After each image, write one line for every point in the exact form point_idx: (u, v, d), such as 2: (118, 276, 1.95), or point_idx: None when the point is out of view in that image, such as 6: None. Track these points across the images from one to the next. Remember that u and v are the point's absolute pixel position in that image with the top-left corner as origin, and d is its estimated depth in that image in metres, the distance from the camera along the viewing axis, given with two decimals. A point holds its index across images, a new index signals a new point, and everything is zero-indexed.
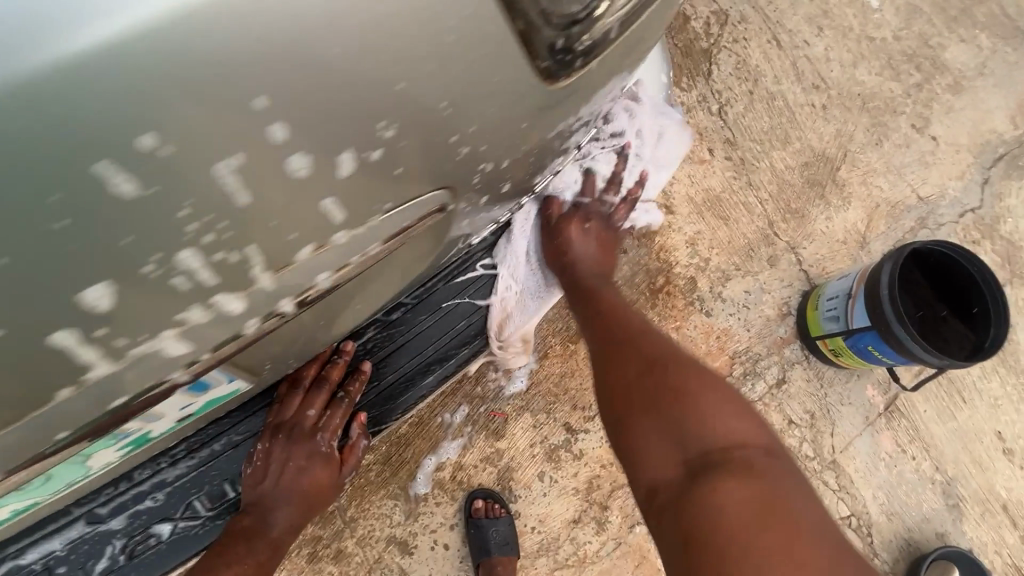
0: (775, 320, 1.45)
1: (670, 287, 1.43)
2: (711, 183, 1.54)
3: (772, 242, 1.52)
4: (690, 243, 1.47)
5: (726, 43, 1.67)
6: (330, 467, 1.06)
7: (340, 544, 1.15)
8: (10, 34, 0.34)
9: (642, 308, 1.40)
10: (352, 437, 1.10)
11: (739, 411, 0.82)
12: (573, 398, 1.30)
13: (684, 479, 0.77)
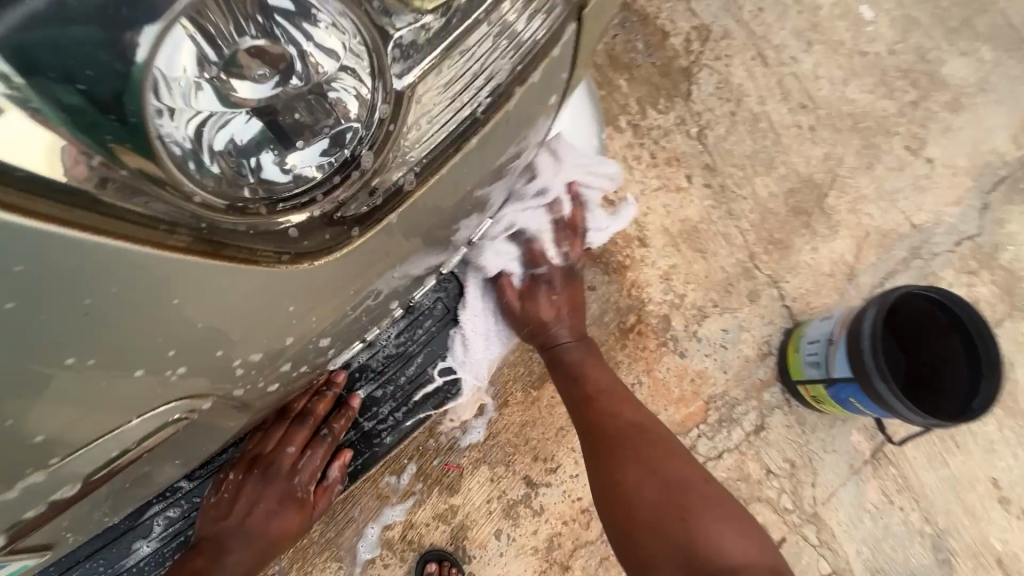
0: (754, 361, 1.36)
1: (641, 326, 1.34)
2: (688, 213, 1.45)
3: (752, 275, 1.43)
4: (664, 279, 1.38)
5: (707, 61, 1.57)
6: (298, 513, 1.01)
7: None
8: None
9: (611, 349, 1.32)
10: (329, 477, 1.04)
11: (743, 530, 0.97)
12: (534, 449, 1.22)
13: (653, 509, 0.99)
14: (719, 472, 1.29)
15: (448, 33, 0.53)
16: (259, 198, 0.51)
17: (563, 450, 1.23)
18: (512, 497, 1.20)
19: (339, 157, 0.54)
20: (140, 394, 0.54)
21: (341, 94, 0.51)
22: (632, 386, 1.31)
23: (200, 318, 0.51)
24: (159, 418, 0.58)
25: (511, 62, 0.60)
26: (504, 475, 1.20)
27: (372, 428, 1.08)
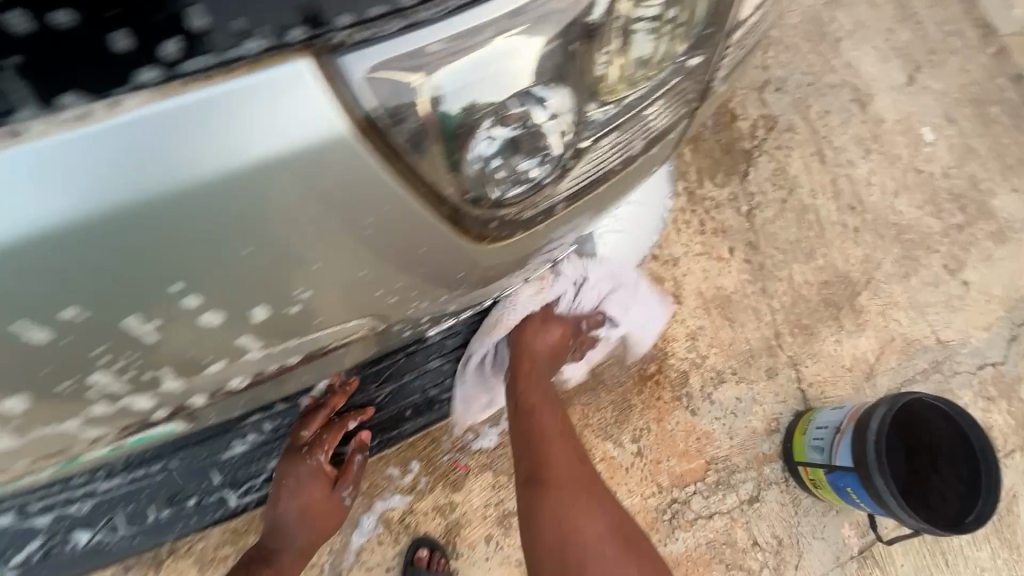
0: (761, 434, 1.42)
1: (660, 376, 1.42)
2: (724, 282, 1.53)
3: (774, 353, 1.50)
4: (690, 337, 1.46)
5: (768, 148, 1.68)
6: (324, 483, 1.11)
7: None
8: (83, 183, 0.40)
9: (627, 391, 1.39)
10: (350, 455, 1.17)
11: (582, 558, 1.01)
12: None
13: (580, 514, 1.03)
14: (707, 531, 1.33)
15: (634, 106, 0.67)
16: (459, 188, 0.58)
17: None
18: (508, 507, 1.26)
19: (530, 184, 0.65)
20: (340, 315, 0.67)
21: (552, 129, 0.61)
22: (641, 430, 1.37)
23: (441, 257, 0.64)
24: (348, 331, 0.73)
25: (641, 134, 0.73)
26: (505, 484, 1.27)
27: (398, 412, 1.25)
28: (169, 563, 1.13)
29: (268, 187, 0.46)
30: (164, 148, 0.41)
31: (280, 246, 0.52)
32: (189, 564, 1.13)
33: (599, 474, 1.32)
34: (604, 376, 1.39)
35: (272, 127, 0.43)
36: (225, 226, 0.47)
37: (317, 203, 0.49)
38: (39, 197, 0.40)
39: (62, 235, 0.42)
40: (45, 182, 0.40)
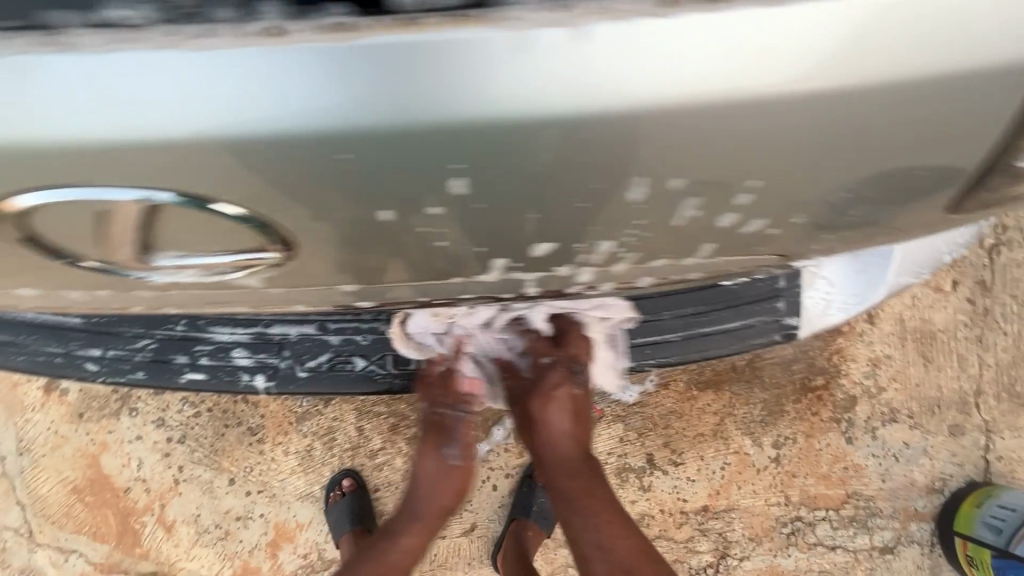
0: (919, 489, 1.28)
1: (824, 392, 1.31)
2: (933, 316, 1.34)
3: (966, 410, 1.31)
4: (871, 363, 1.32)
5: None
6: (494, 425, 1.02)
7: (416, 432, 1.28)
8: (460, 89, 0.39)
9: (784, 396, 1.31)
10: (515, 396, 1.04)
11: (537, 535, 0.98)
12: (668, 437, 1.28)
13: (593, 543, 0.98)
14: (823, 560, 1.26)
15: None
16: None
17: (693, 453, 1.28)
18: (630, 463, 1.27)
19: None
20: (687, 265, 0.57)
21: None
22: (786, 439, 1.29)
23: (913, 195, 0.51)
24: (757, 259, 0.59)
25: None
26: (633, 441, 1.28)
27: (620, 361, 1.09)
28: (335, 403, 1.29)
29: (653, 122, 0.40)
30: (454, 72, 0.38)
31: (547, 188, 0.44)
32: (350, 409, 1.29)
33: (728, 464, 1.28)
34: (764, 372, 1.31)
35: (672, 55, 0.38)
36: (596, 161, 0.42)
37: (700, 144, 0.42)
38: (420, 99, 0.39)
39: (435, 144, 0.40)
40: (421, 84, 0.38)
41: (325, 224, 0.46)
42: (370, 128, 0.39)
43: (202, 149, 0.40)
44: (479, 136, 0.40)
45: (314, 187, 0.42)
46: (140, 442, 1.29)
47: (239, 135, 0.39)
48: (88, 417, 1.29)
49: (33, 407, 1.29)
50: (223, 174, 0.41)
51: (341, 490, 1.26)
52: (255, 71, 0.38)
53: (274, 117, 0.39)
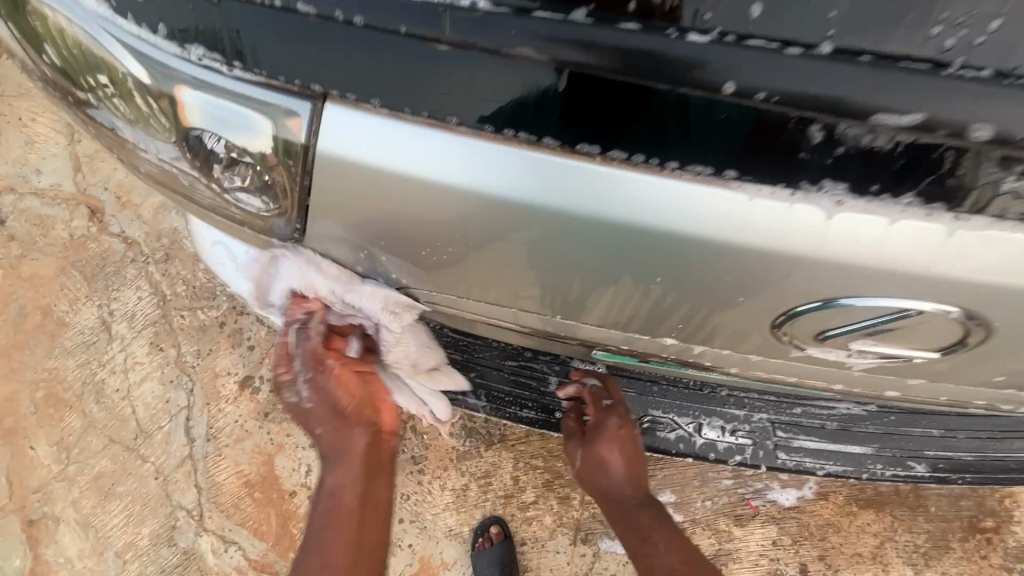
0: None
1: (994, 535, 1.26)
2: None
3: None
4: None
5: None
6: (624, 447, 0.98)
7: (569, 493, 1.31)
8: (703, 220, 0.50)
9: (951, 531, 1.26)
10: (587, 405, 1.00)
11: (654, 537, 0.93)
12: (823, 549, 1.26)
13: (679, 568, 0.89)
14: None
15: None
16: None
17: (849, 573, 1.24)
18: (782, 569, 1.25)
19: None
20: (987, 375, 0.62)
21: None
22: None
23: None
24: None
25: None
26: (787, 547, 1.26)
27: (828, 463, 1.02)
28: (494, 448, 1.35)
29: (877, 273, 0.50)
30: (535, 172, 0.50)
31: (662, 257, 0.52)
32: (508, 456, 1.34)
33: None
34: (929, 501, 1.28)
35: (952, 259, 0.48)
36: (805, 285, 0.52)
37: (935, 288, 0.50)
38: (666, 212, 0.50)
39: (666, 251, 0.52)
40: (676, 206, 0.50)
41: (565, 285, 0.59)
42: (621, 228, 0.51)
43: (494, 220, 0.53)
44: (556, 230, 0.52)
45: (565, 263, 0.56)
46: (312, 450, 1.37)
47: (523, 218, 0.52)
48: (271, 418, 1.40)
49: (227, 398, 1.42)
50: (394, 215, 0.55)
51: (489, 538, 1.29)
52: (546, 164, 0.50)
53: (548, 209, 0.51)
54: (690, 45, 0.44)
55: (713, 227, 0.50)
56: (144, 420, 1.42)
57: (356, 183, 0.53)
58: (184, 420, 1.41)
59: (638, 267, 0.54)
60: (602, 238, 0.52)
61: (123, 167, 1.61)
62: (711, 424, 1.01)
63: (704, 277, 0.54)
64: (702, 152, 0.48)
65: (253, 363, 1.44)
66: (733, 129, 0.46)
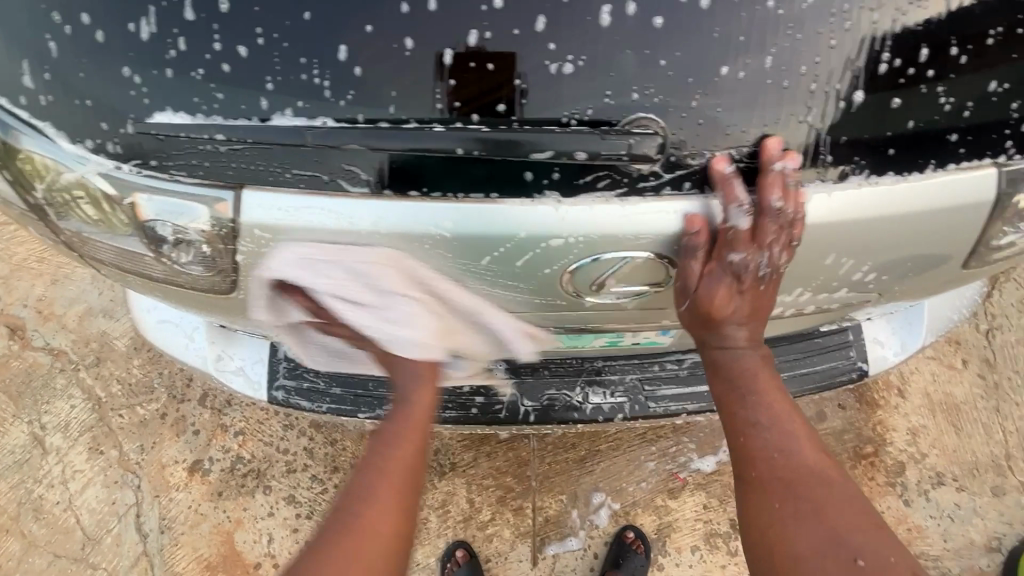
0: (979, 548, 1.42)
1: (876, 458, 1.50)
2: (954, 390, 1.58)
3: (1002, 473, 1.50)
4: (911, 432, 1.53)
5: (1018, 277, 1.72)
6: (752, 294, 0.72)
7: (521, 503, 1.43)
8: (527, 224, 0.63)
9: (841, 462, 1.49)
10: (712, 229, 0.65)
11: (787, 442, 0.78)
12: None
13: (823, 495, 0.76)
14: None
15: None
16: None
17: None
18: (717, 528, 1.42)
19: None
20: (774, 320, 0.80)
21: None
22: None
23: None
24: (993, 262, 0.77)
25: None
26: (716, 507, 1.44)
27: (676, 401, 0.88)
28: (447, 477, 1.45)
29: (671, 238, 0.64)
30: (388, 212, 0.63)
31: (510, 259, 0.65)
32: (461, 482, 1.44)
33: None
34: (820, 441, 1.51)
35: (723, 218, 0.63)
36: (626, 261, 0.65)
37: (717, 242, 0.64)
38: (496, 225, 0.63)
39: (509, 254, 0.65)
40: (501, 219, 0.63)
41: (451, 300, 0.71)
42: (467, 241, 0.64)
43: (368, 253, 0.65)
44: (416, 252, 0.65)
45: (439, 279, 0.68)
46: (271, 518, 1.41)
47: (390, 244, 0.64)
48: (225, 496, 1.43)
49: (178, 486, 1.44)
50: (285, 263, 0.67)
51: (456, 561, 1.37)
52: (392, 204, 0.63)
53: (405, 236, 0.64)
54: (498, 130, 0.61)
55: (532, 225, 0.63)
56: (90, 527, 1.40)
57: (251, 244, 0.66)
58: (134, 517, 1.41)
59: (497, 274, 0.67)
60: (457, 252, 0.65)
61: (41, 281, 1.64)
62: (597, 390, 0.87)
63: (543, 263, 0.65)
64: (500, 184, 0.63)
65: (199, 446, 1.47)
66: (515, 171, 0.62)
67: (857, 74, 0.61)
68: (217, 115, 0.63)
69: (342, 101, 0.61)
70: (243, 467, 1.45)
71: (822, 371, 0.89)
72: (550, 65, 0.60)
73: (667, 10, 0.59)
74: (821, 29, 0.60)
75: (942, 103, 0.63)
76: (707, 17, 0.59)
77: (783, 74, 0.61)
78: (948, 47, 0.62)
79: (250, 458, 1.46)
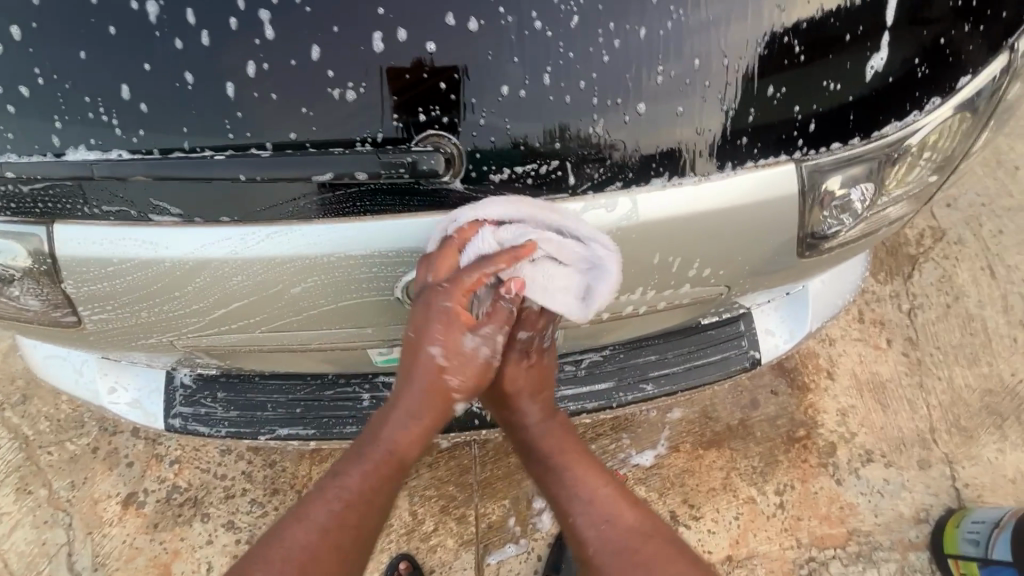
0: (908, 521, 1.47)
1: (808, 441, 1.54)
2: (880, 369, 1.64)
3: (928, 446, 1.56)
4: (840, 413, 1.58)
5: (935, 256, 1.79)
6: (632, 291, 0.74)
7: (464, 511, 1.43)
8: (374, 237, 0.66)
9: (775, 447, 1.53)
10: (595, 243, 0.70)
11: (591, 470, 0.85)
12: (685, 493, 1.47)
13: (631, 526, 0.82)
14: None
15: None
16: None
17: (709, 506, 1.46)
18: None
19: None
20: (655, 318, 0.83)
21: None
22: (785, 485, 1.49)
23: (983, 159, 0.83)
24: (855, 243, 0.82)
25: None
26: (655, 500, 1.46)
27: (574, 399, 0.91)
28: None
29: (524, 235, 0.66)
30: (238, 237, 0.66)
31: (362, 273, 0.68)
32: (403, 495, 1.44)
33: (741, 515, 1.46)
34: (754, 428, 1.55)
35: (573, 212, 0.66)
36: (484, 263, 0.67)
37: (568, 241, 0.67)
38: (343, 240, 0.65)
39: (361, 268, 0.67)
40: (347, 235, 0.65)
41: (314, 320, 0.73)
42: (318, 257, 0.66)
43: (224, 279, 0.67)
44: (270, 273, 0.67)
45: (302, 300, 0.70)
46: (209, 547, 1.39)
47: (245, 267, 0.66)
48: (161, 528, 1.40)
49: (111, 521, 1.40)
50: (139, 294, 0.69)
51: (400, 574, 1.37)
52: (241, 230, 0.66)
53: (260, 259, 0.66)
54: (297, 153, 0.64)
55: (359, 245, 0.65)
56: (20, 571, 1.36)
57: (95, 277, 0.68)
58: (66, 557, 1.37)
59: (352, 289, 0.69)
60: (312, 271, 0.67)
61: None
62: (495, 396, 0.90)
63: (386, 270, 0.68)
64: (292, 205, 0.65)
65: (132, 479, 1.44)
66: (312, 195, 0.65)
67: (634, 87, 0.65)
68: (12, 154, 0.66)
69: (134, 137, 0.64)
70: (179, 497, 1.43)
71: (715, 362, 0.92)
72: (332, 91, 0.63)
73: (436, 36, 0.63)
74: (592, 46, 0.63)
75: (732, 112, 0.67)
76: (475, 40, 0.63)
77: (561, 90, 0.64)
78: (720, 58, 0.66)
79: (186, 487, 1.44)
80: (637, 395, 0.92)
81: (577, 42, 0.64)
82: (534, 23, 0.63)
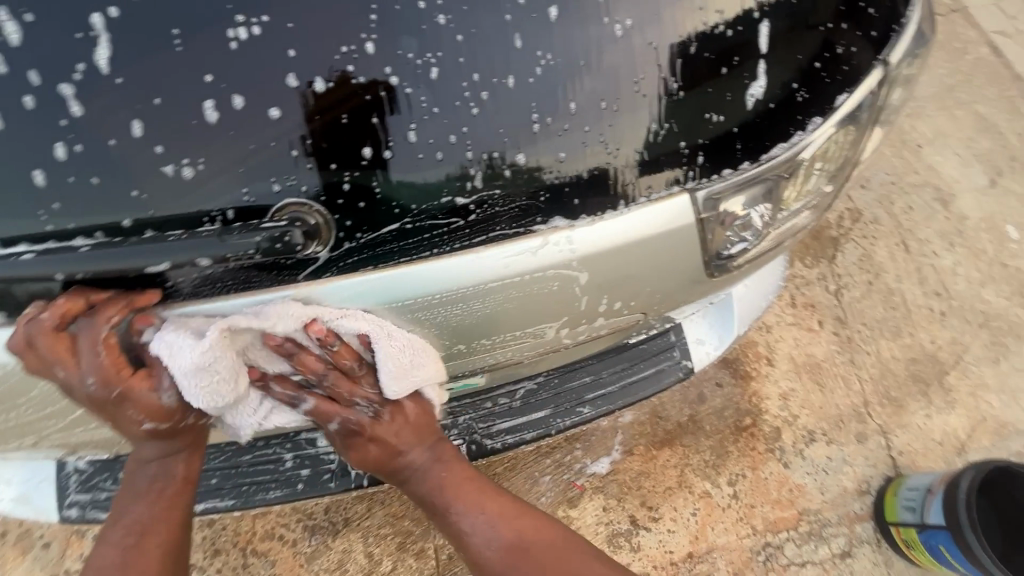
0: (852, 494, 1.54)
1: (754, 428, 1.59)
2: (814, 351, 1.71)
3: (864, 419, 1.63)
4: (782, 398, 1.63)
5: (855, 237, 1.89)
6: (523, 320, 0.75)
7: (422, 546, 1.38)
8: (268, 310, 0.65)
9: (724, 439, 1.57)
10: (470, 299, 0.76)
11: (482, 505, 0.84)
12: (642, 496, 1.48)
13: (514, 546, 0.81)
14: None
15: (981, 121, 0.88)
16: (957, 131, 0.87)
17: (666, 506, 1.48)
18: (618, 527, 1.45)
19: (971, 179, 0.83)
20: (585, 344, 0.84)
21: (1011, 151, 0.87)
22: (737, 475, 1.53)
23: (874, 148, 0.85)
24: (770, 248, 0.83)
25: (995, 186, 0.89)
26: (615, 507, 1.46)
27: (511, 430, 0.91)
28: (341, 536, 1.38)
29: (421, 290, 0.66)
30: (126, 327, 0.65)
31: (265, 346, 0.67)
32: (357, 537, 1.38)
33: (698, 510, 1.48)
34: (703, 423, 1.57)
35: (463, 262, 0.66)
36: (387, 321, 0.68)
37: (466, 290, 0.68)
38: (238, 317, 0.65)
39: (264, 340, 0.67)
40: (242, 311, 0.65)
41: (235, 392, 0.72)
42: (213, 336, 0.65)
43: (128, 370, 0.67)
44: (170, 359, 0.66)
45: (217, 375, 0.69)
46: None
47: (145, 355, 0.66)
48: None
49: None
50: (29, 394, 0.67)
51: None
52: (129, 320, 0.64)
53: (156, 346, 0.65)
54: (150, 239, 0.61)
55: (247, 317, 0.64)
56: None
57: None
58: None
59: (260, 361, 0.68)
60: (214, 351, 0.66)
61: None
62: None
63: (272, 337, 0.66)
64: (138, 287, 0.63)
65: (52, 560, 1.31)
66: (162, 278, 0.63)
67: (503, 139, 0.63)
68: None
69: None
70: None
71: (649, 377, 0.92)
72: (164, 168, 0.59)
73: (280, 99, 0.59)
74: (456, 101, 0.61)
75: (616, 154, 0.67)
76: (332, 100, 0.60)
77: (427, 147, 0.62)
78: (598, 101, 0.65)
79: None
80: (574, 420, 0.91)
81: (442, 98, 0.61)
82: (387, 79, 0.60)
